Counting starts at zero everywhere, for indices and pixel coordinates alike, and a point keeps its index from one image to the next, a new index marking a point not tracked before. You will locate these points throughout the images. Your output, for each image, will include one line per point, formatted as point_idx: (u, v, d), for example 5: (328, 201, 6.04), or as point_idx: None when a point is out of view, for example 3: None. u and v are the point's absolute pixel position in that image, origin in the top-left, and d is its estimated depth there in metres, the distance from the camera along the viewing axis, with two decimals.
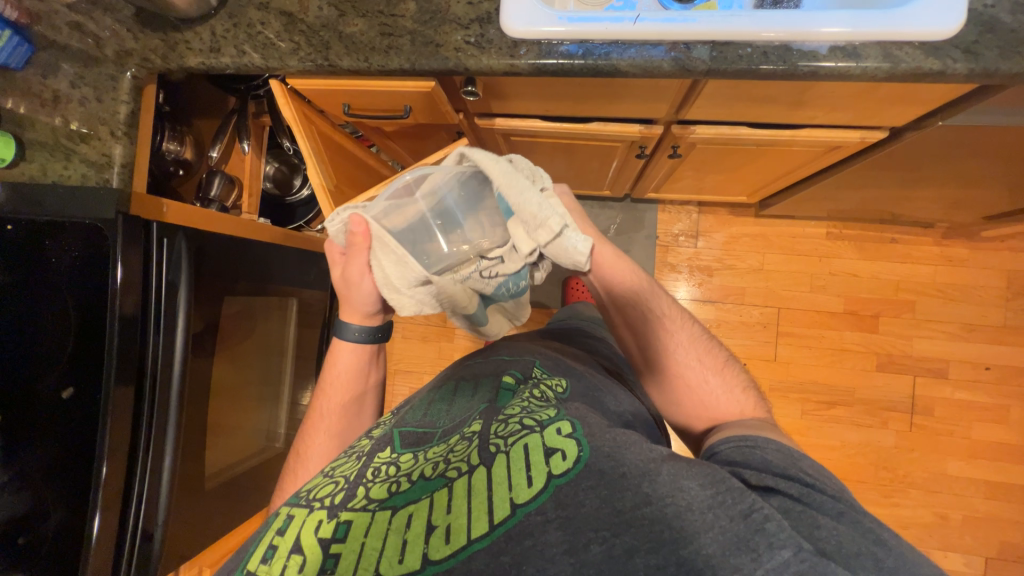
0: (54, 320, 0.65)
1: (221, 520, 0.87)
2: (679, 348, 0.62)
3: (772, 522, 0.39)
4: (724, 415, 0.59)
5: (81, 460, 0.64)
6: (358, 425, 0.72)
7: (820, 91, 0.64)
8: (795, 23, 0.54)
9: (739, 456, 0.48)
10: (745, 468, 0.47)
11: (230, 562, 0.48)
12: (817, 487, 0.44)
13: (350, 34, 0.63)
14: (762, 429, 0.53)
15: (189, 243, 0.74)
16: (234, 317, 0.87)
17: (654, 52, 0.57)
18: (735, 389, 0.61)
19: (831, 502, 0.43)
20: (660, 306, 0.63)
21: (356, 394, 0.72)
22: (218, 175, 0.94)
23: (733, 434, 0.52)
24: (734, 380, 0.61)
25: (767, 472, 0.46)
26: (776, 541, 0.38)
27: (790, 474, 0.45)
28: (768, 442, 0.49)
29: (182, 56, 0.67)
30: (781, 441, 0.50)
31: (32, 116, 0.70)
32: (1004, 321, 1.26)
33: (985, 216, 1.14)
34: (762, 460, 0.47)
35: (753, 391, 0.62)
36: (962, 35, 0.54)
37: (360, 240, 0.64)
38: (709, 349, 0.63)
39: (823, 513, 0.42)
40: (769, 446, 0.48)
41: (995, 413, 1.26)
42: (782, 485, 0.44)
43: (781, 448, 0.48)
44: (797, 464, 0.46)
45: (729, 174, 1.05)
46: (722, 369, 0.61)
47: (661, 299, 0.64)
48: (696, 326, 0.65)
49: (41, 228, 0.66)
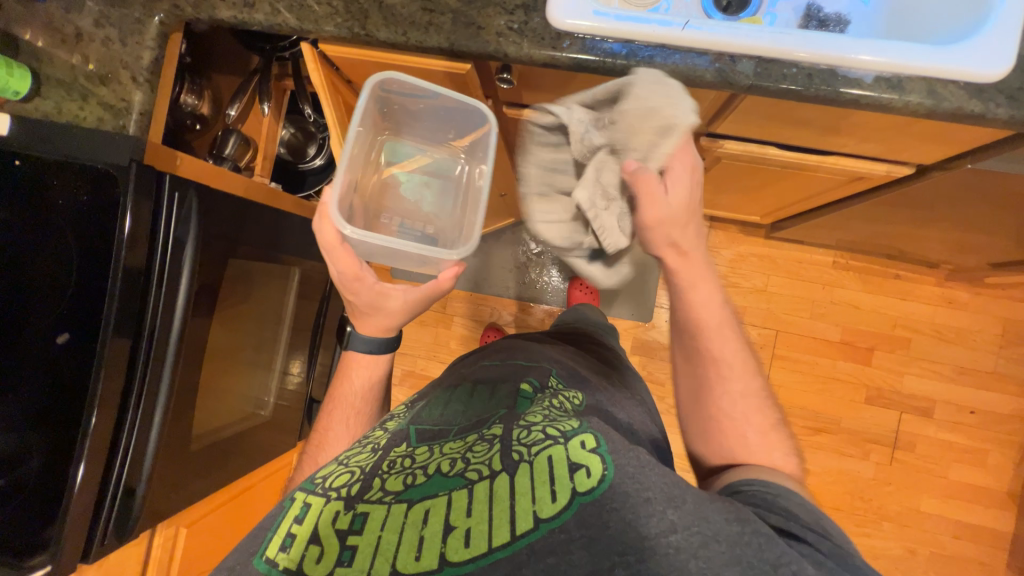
0: (55, 264, 0.63)
1: (204, 483, 0.87)
2: (726, 394, 0.61)
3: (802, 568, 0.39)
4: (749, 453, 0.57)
5: (75, 411, 0.63)
6: (377, 409, 0.74)
7: (854, 120, 0.64)
8: (842, 49, 0.53)
9: (758, 502, 0.49)
10: (769, 512, 0.47)
11: (240, 547, 0.47)
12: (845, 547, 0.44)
13: (390, 5, 0.61)
14: (788, 482, 0.52)
15: (199, 199, 0.72)
16: (233, 281, 0.86)
17: (698, 61, 0.56)
18: (776, 453, 0.57)
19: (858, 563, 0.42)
20: (724, 345, 0.62)
21: (379, 377, 0.73)
22: (234, 134, 0.94)
23: (754, 477, 0.53)
24: (778, 445, 0.58)
25: (792, 521, 0.46)
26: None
27: (815, 526, 0.45)
28: (787, 489, 0.50)
29: (213, 7, 0.65)
30: (804, 496, 0.50)
31: (51, 52, 0.68)
32: (994, 367, 1.28)
33: (990, 262, 1.15)
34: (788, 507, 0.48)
35: (797, 462, 0.57)
36: (1008, 80, 0.53)
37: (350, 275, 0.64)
38: (760, 408, 0.60)
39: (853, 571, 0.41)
40: (793, 496, 0.49)
41: (975, 456, 1.28)
42: (810, 537, 0.44)
43: (805, 503, 0.48)
44: (823, 524, 0.46)
45: (747, 192, 1.04)
46: (767, 433, 0.58)
47: (729, 337, 0.63)
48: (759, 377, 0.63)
49: (50, 168, 0.64)
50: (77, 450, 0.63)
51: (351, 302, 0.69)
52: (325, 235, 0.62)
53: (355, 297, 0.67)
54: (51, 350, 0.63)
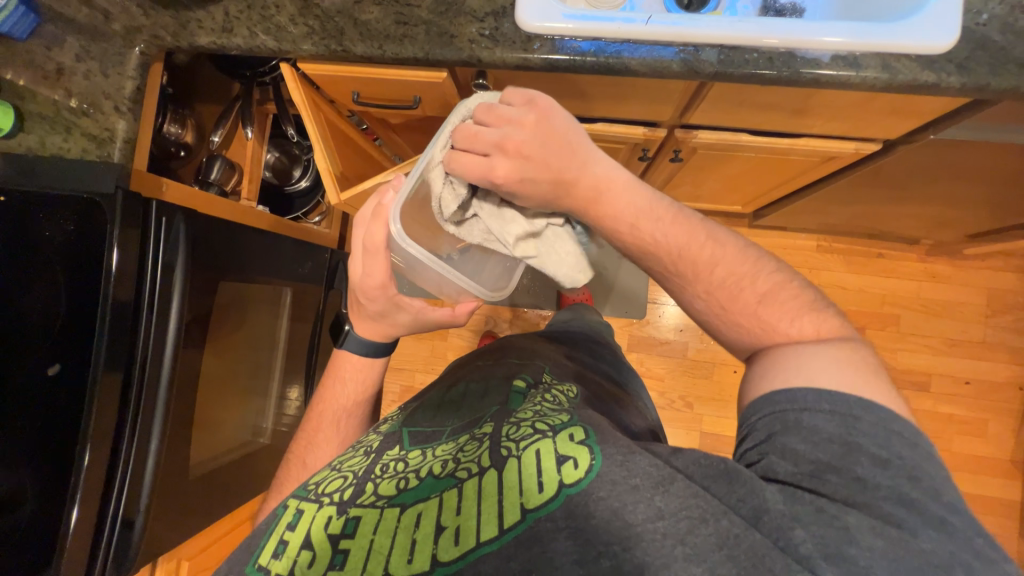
0: (41, 295, 0.63)
1: (202, 515, 0.85)
2: (696, 298, 0.51)
3: (803, 541, 0.36)
4: (760, 339, 0.47)
5: (57, 445, 0.62)
6: (366, 423, 0.72)
7: (819, 99, 0.66)
8: (798, 32, 0.56)
9: (766, 445, 0.42)
10: (774, 460, 0.41)
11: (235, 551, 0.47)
12: (873, 467, 0.38)
13: (365, 21, 0.63)
14: (817, 380, 0.42)
15: (187, 223, 0.72)
16: (223, 308, 0.85)
17: (664, 53, 0.58)
18: (781, 321, 0.47)
19: (876, 502, 0.36)
20: (674, 246, 0.51)
21: (369, 392, 0.71)
22: (219, 159, 0.95)
23: (772, 392, 0.43)
24: (782, 312, 0.47)
25: (803, 468, 0.39)
26: (803, 557, 0.35)
27: (841, 453, 0.38)
28: (813, 392, 0.41)
29: (193, 35, 0.66)
30: (836, 392, 0.41)
31: (34, 88, 0.69)
32: (983, 337, 1.30)
33: (966, 234, 1.18)
34: (810, 430, 0.40)
35: (814, 315, 0.47)
36: (956, 50, 0.56)
37: (377, 284, 0.63)
38: (742, 281, 0.49)
39: (864, 516, 0.36)
40: (820, 407, 0.41)
41: (975, 427, 1.29)
42: (823, 486, 0.38)
43: (835, 411, 0.40)
44: (852, 444, 0.39)
45: (726, 182, 1.07)
46: (760, 310, 0.47)
47: (671, 228, 0.52)
48: (725, 243, 0.51)
49: (35, 200, 0.64)
50: (69, 491, 0.62)
51: (360, 304, 0.66)
52: (374, 239, 0.60)
53: (370, 305, 0.65)
54: (41, 381, 0.62)
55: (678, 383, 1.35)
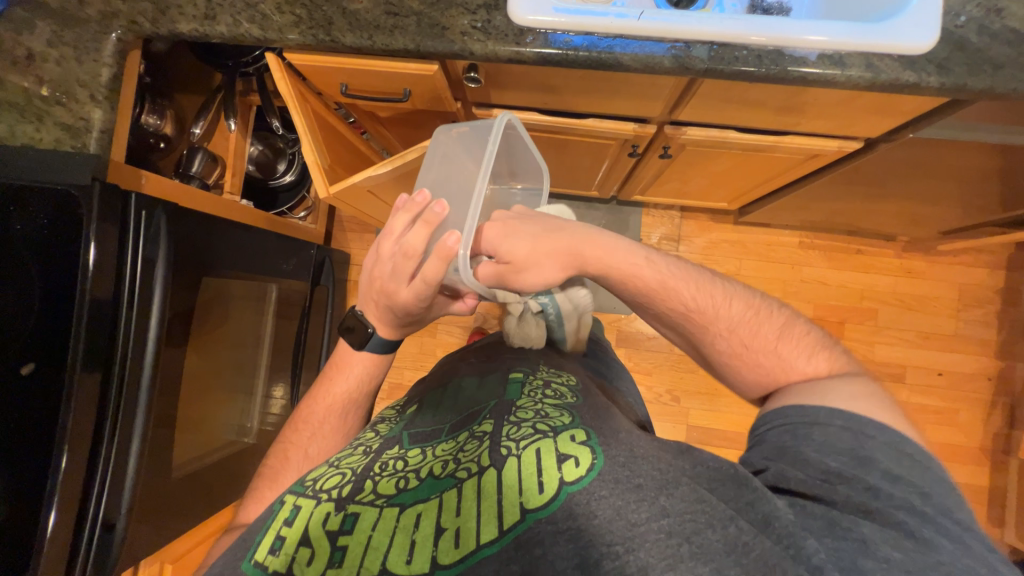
0: (14, 291, 0.61)
1: (181, 519, 0.82)
2: (719, 338, 0.53)
3: (815, 552, 0.37)
4: (780, 377, 0.51)
5: (34, 444, 0.60)
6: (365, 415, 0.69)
7: (805, 96, 0.68)
8: (786, 30, 0.57)
9: (772, 454, 0.45)
10: (784, 469, 0.44)
11: (230, 550, 0.46)
12: (884, 480, 0.40)
13: (354, 10, 0.62)
14: (828, 402, 0.46)
15: (167, 217, 0.69)
16: (207, 303, 0.83)
17: (655, 49, 0.59)
18: (798, 359, 0.51)
19: (894, 512, 0.39)
20: (685, 281, 0.54)
21: (373, 388, 0.69)
22: (201, 152, 0.92)
23: (785, 408, 0.48)
24: (798, 348, 0.51)
25: (815, 477, 0.42)
26: (813, 566, 0.36)
27: (859, 462, 0.41)
28: (826, 411, 0.45)
29: (173, 21, 0.64)
30: (847, 412, 0.45)
31: (3, 76, 0.67)
32: (956, 329, 1.35)
33: (941, 231, 1.22)
34: (824, 441, 0.43)
35: (826, 353, 0.51)
36: (935, 51, 0.58)
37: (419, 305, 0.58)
38: (759, 318, 0.53)
39: (880, 527, 0.38)
40: (831, 422, 0.44)
41: (948, 416, 1.34)
42: (844, 496, 0.40)
43: (847, 425, 0.44)
44: (869, 458, 0.41)
45: (713, 178, 1.08)
46: (779, 345, 0.51)
47: (677, 269, 0.55)
48: (733, 284, 0.56)
49: (7, 193, 0.62)
50: (45, 494, 0.60)
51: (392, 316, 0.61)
52: (426, 271, 0.54)
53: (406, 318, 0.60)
54: (14, 380, 0.60)
55: (665, 377, 1.37)
